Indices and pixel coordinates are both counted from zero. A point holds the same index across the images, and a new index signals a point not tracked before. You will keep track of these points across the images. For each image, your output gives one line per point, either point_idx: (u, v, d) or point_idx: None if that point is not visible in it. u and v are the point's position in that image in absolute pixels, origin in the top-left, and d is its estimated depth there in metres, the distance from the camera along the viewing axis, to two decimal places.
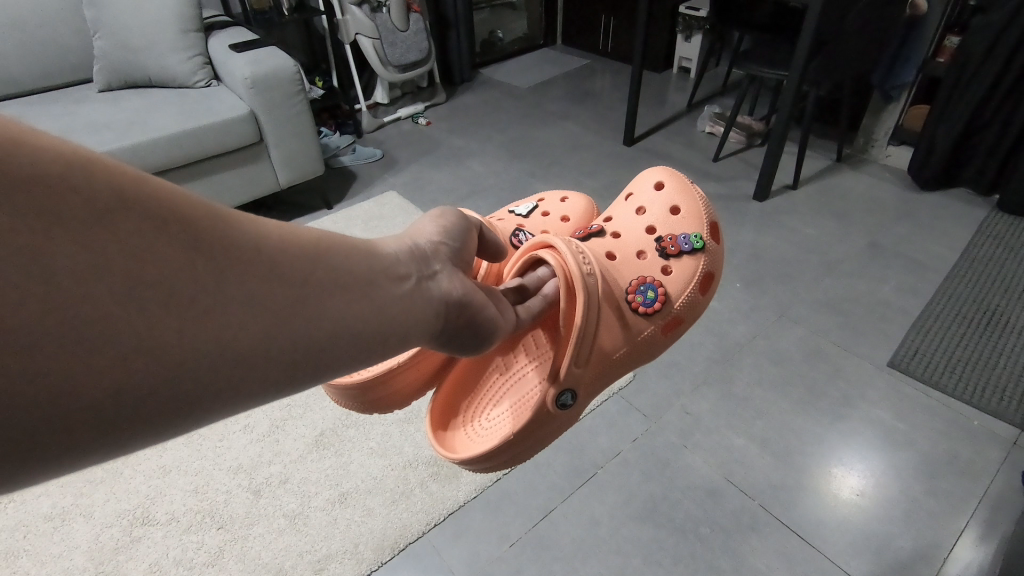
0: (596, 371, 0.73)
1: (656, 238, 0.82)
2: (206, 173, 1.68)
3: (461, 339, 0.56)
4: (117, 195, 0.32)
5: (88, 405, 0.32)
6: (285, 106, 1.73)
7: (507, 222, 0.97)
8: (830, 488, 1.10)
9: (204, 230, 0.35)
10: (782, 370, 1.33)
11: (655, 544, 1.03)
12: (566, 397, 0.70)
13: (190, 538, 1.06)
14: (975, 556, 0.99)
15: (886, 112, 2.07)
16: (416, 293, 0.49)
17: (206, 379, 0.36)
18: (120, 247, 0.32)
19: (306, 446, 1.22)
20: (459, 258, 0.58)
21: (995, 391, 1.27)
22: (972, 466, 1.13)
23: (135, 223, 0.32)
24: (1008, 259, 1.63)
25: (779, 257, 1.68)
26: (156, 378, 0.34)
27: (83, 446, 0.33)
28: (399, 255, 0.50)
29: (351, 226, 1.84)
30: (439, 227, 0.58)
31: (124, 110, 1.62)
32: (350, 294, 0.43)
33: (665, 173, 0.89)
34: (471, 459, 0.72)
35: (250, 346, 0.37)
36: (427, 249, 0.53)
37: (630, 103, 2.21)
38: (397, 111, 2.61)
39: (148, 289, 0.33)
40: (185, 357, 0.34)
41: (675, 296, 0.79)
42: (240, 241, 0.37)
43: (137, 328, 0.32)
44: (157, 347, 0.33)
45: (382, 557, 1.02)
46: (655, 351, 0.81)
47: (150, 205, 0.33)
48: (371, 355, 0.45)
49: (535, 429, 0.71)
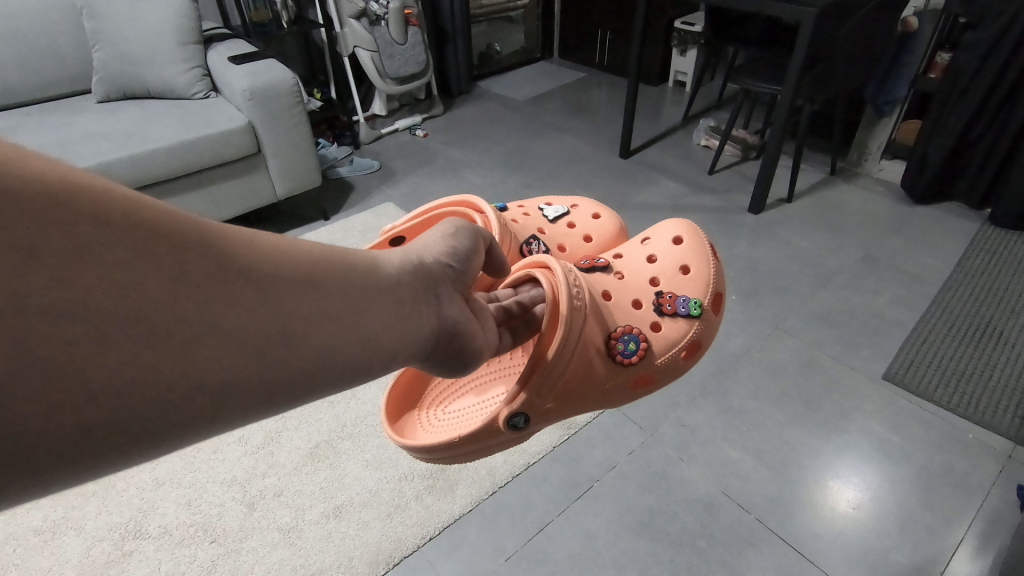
0: (558, 403, 0.73)
1: (657, 292, 0.82)
2: (203, 184, 1.68)
3: (452, 360, 0.56)
4: (99, 224, 0.32)
5: (56, 437, 0.32)
6: (284, 117, 1.73)
7: (532, 219, 0.98)
8: (826, 501, 1.10)
9: (190, 258, 0.35)
10: (777, 382, 1.34)
11: (651, 558, 1.03)
12: (519, 420, 0.70)
13: (183, 552, 1.05)
14: (972, 569, 0.99)
15: (879, 126, 2.09)
16: (411, 318, 0.49)
17: (181, 409, 0.36)
18: (103, 272, 0.32)
19: (300, 459, 1.21)
20: (462, 278, 0.58)
21: (990, 404, 1.27)
22: (968, 479, 1.13)
23: (117, 252, 0.32)
24: (1001, 272, 1.64)
25: (774, 269, 1.69)
26: (126, 410, 0.33)
27: (63, 469, 0.33)
28: (401, 277, 0.50)
29: (348, 237, 1.84)
30: (447, 246, 0.58)
31: (122, 121, 1.63)
32: (339, 320, 0.43)
33: (689, 230, 0.88)
34: (422, 449, 0.73)
35: (234, 369, 0.37)
36: (432, 269, 0.54)
37: (626, 116, 2.23)
38: (394, 123, 2.63)
39: (124, 321, 0.32)
40: (157, 389, 0.34)
41: (655, 353, 0.79)
42: (229, 264, 0.37)
43: (119, 353, 0.32)
44: (129, 379, 0.33)
45: (376, 571, 1.01)
46: (619, 400, 0.80)
47: (134, 235, 0.33)
48: (357, 377, 0.45)
49: (489, 439, 0.72)
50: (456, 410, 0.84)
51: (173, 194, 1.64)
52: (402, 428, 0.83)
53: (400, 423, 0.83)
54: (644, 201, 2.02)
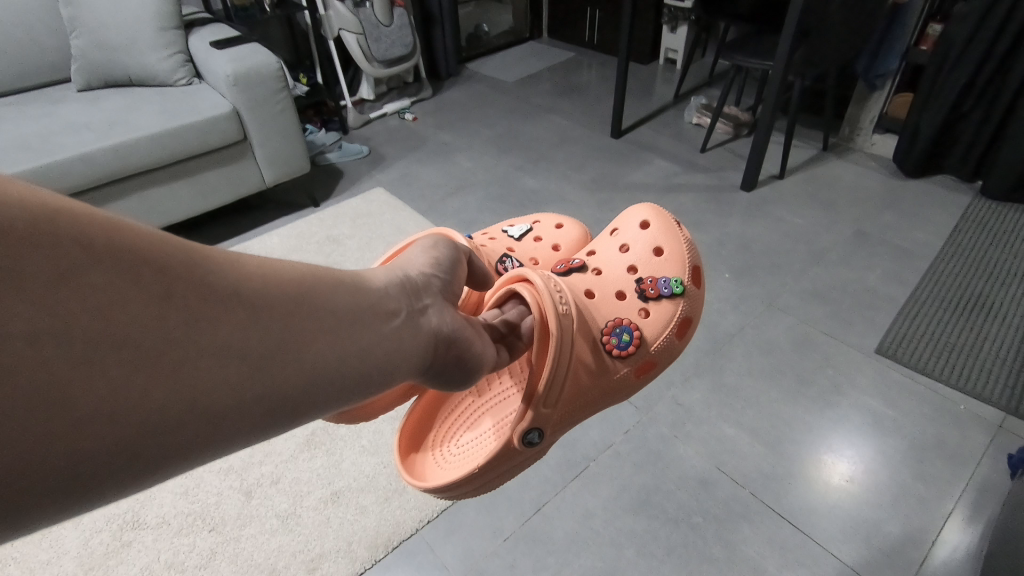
0: (564, 411, 0.72)
1: (637, 279, 0.83)
2: (189, 172, 1.66)
3: (447, 375, 0.56)
4: (87, 251, 0.32)
5: (44, 471, 0.31)
6: (268, 103, 1.70)
7: (499, 241, 0.97)
8: (821, 476, 1.11)
9: (179, 279, 0.35)
10: (771, 359, 1.34)
11: (647, 535, 1.04)
12: (532, 436, 0.69)
13: (182, 541, 1.05)
14: (962, 538, 1.01)
15: (870, 101, 2.08)
16: (405, 328, 0.49)
17: (174, 435, 0.35)
18: (90, 300, 0.31)
19: (296, 446, 1.21)
20: (449, 290, 0.59)
21: (981, 375, 1.28)
22: (958, 450, 1.14)
23: (104, 275, 0.32)
24: (992, 244, 1.65)
25: (767, 247, 1.68)
26: (115, 439, 0.33)
27: (52, 504, 0.32)
28: (389, 289, 0.50)
29: (339, 224, 1.82)
30: (429, 259, 0.59)
31: (104, 110, 1.60)
32: (334, 335, 0.43)
33: (651, 212, 0.89)
34: (440, 489, 0.72)
35: (227, 392, 0.37)
36: (418, 282, 0.54)
37: (617, 95, 2.20)
38: (383, 107, 2.60)
39: (112, 347, 0.32)
40: (150, 415, 0.34)
41: (650, 339, 0.79)
42: (218, 286, 0.37)
43: (111, 379, 0.32)
44: (119, 406, 0.32)
45: (375, 555, 1.02)
46: (628, 393, 0.81)
47: (118, 258, 0.33)
48: (354, 394, 0.45)
49: (506, 462, 0.71)
50: (467, 438, 0.83)
51: (157, 183, 1.61)
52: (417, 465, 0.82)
53: (414, 459, 0.83)
54: (636, 180, 2.01)
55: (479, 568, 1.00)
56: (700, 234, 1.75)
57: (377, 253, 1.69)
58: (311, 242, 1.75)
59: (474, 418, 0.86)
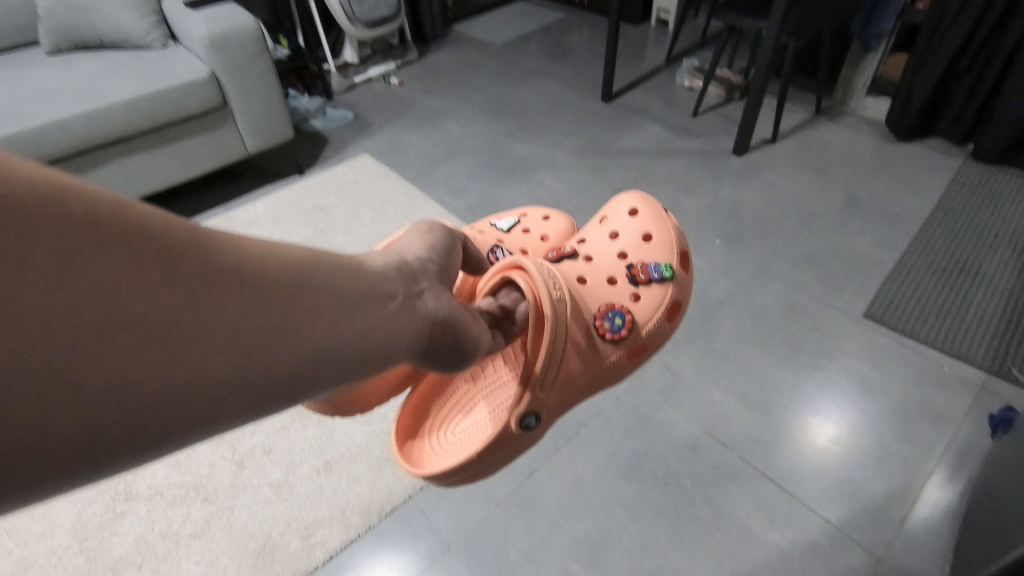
0: (560, 396, 0.72)
1: (627, 264, 0.82)
2: (168, 140, 1.61)
3: (444, 359, 0.55)
4: (90, 229, 0.31)
5: (47, 448, 0.30)
6: (248, 66, 1.64)
7: (489, 233, 0.95)
8: (807, 438, 1.13)
9: (180, 259, 0.34)
10: (760, 325, 1.35)
11: (637, 498, 1.05)
12: (529, 420, 0.69)
13: (175, 511, 1.06)
14: (943, 495, 1.03)
15: (864, 62, 2.06)
16: (402, 312, 0.48)
17: (177, 413, 0.34)
18: (94, 279, 0.31)
19: (288, 416, 1.20)
20: (445, 275, 0.58)
21: (966, 337, 1.30)
22: (942, 412, 1.16)
23: (105, 254, 0.31)
24: (982, 208, 1.65)
25: (758, 213, 1.68)
26: (109, 423, 0.32)
27: (54, 483, 0.31)
28: (387, 273, 0.49)
29: (326, 193, 1.78)
30: (425, 244, 0.58)
31: (76, 75, 1.54)
32: (332, 318, 0.42)
33: (637, 200, 0.89)
34: (440, 476, 0.72)
35: (230, 372, 0.36)
36: (414, 266, 0.53)
37: (607, 58, 2.15)
38: (368, 71, 2.52)
39: (115, 325, 0.31)
40: (154, 393, 0.33)
41: (642, 324, 0.78)
42: (222, 265, 0.36)
43: (114, 357, 0.31)
44: (122, 384, 0.32)
45: (369, 522, 1.03)
46: (621, 378, 0.80)
47: (114, 237, 0.32)
48: (355, 375, 0.44)
49: (504, 447, 0.71)
50: (463, 427, 0.82)
51: (136, 152, 1.57)
52: (412, 450, 0.82)
53: (409, 444, 0.82)
54: (627, 146, 1.98)
55: (472, 532, 1.02)
56: (692, 200, 1.73)
57: (365, 222, 1.66)
58: (297, 211, 1.71)
59: (471, 406, 0.85)
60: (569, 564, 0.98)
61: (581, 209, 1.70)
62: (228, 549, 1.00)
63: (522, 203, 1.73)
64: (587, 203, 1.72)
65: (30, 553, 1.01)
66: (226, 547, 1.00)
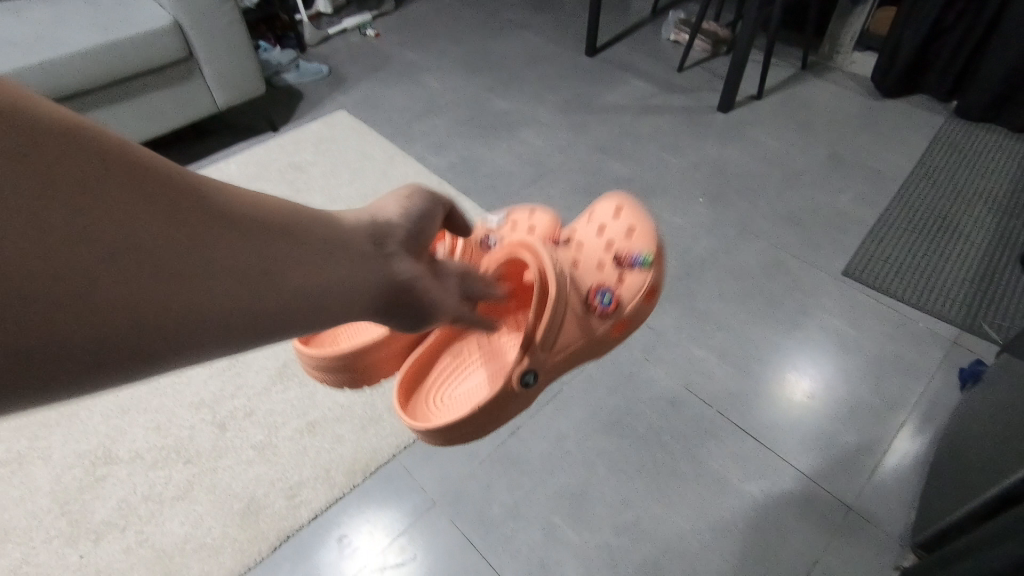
0: (556, 364, 0.72)
1: (614, 245, 0.82)
2: (132, 94, 1.53)
3: (421, 324, 0.50)
4: (42, 141, 0.26)
5: None
6: (213, 15, 1.55)
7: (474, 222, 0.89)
8: (785, 394, 1.15)
9: (152, 184, 0.29)
10: (742, 283, 1.36)
11: (617, 453, 1.07)
12: (529, 378, 0.68)
13: (157, 474, 1.05)
14: (912, 446, 1.07)
15: (852, 16, 2.02)
16: (384, 268, 0.44)
17: (136, 352, 0.30)
18: (46, 196, 0.25)
19: (268, 378, 1.19)
20: (424, 239, 0.52)
21: (941, 294, 1.32)
22: (914, 366, 1.19)
23: (65, 168, 0.26)
24: (962, 165, 1.66)
25: (742, 171, 1.66)
26: (19, 360, 0.26)
27: None
28: (367, 227, 0.44)
29: (301, 150, 1.72)
30: (400, 203, 0.52)
31: (27, 22, 1.44)
32: (309, 269, 0.37)
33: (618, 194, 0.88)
34: (439, 431, 0.70)
35: (204, 312, 0.31)
36: (391, 225, 0.47)
37: (592, 9, 2.08)
38: (342, 22, 2.41)
39: (73, 249, 0.26)
40: (111, 329, 0.28)
41: (628, 302, 0.77)
42: (196, 196, 0.31)
43: (67, 286, 0.26)
44: (74, 318, 0.27)
45: (354, 481, 1.04)
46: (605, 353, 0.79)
47: (65, 146, 0.26)
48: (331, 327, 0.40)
49: (502, 407, 0.70)
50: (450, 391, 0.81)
51: (97, 107, 1.49)
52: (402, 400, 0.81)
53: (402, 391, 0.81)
54: (611, 102, 1.94)
55: (456, 489, 1.03)
56: (676, 157, 1.71)
57: (342, 181, 1.61)
58: (272, 170, 1.65)
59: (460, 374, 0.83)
60: (552, 517, 1.00)
61: (563, 167, 1.67)
62: (212, 510, 1.01)
63: (504, 160, 1.69)
64: (570, 161, 1.69)
65: (10, 519, 1.00)
66: (211, 508, 1.01)
